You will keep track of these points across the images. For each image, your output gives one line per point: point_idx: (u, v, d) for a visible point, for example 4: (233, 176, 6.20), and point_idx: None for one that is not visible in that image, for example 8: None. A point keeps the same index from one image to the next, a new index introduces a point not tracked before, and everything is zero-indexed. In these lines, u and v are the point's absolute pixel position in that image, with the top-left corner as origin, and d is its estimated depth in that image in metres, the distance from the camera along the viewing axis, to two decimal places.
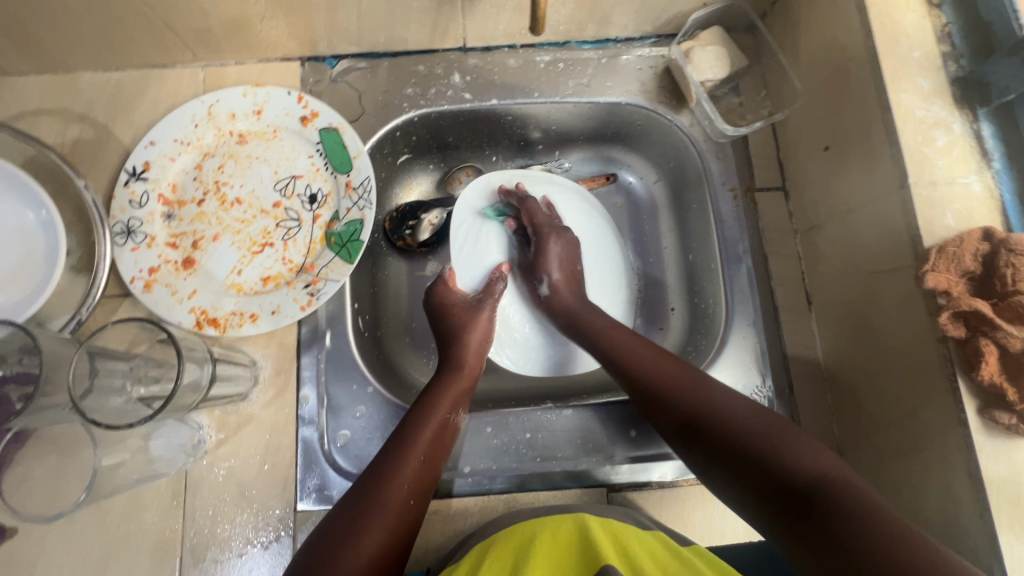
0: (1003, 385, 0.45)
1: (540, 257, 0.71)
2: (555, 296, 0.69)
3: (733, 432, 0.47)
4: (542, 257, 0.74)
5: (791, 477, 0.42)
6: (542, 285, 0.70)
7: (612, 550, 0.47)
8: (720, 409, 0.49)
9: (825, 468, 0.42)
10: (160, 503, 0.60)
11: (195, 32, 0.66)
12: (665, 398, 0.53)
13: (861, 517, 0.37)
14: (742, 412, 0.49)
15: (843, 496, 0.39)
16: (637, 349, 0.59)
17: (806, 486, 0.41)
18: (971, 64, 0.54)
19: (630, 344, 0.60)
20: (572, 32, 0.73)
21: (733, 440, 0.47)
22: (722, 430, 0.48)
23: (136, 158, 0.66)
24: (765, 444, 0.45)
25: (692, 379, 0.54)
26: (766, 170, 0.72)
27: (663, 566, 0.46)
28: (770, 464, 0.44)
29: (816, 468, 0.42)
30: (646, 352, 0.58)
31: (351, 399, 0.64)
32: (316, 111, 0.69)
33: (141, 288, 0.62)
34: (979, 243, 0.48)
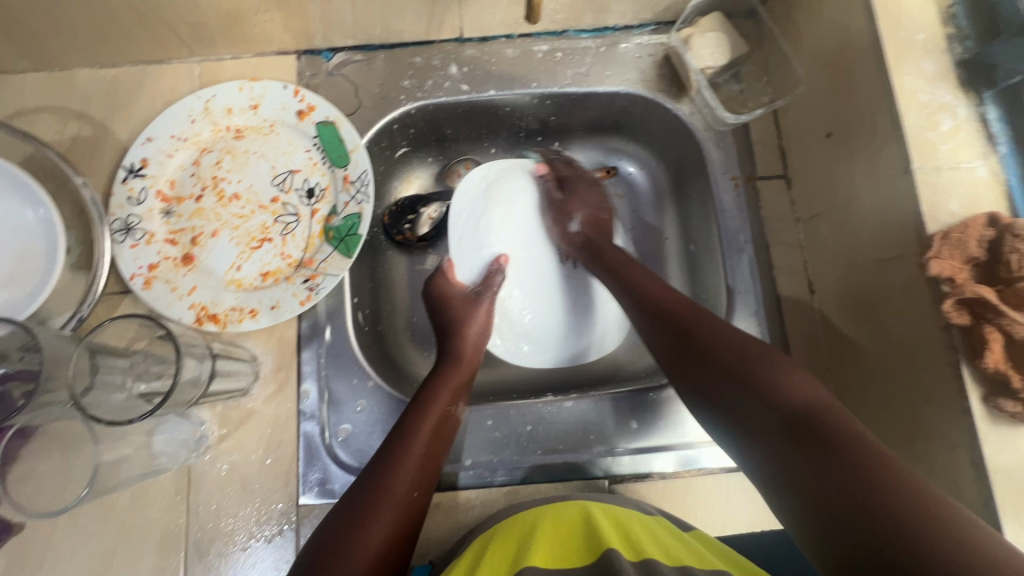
0: (1008, 372, 0.44)
1: (570, 199, 0.74)
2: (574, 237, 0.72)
3: (737, 360, 0.47)
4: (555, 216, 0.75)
5: (780, 406, 0.42)
6: (573, 224, 0.73)
7: (615, 536, 0.47)
8: (728, 340, 0.49)
9: (818, 399, 0.42)
10: (163, 498, 0.60)
11: (189, 27, 0.65)
12: (672, 329, 0.53)
13: (852, 444, 0.37)
14: (752, 351, 0.48)
15: (835, 424, 0.39)
16: (648, 287, 0.59)
17: (796, 411, 0.41)
18: (977, 46, 0.53)
19: (642, 282, 0.60)
20: (570, 20, 0.72)
21: (734, 366, 0.47)
22: (727, 356, 0.48)
23: (133, 154, 0.66)
24: (761, 376, 0.45)
25: (702, 314, 0.54)
26: (768, 158, 0.71)
27: (666, 548, 0.46)
28: (769, 392, 0.43)
29: (809, 397, 0.42)
30: (656, 288, 0.58)
31: (351, 393, 0.64)
32: (313, 105, 0.68)
33: (141, 284, 0.63)
34: (985, 229, 0.47)
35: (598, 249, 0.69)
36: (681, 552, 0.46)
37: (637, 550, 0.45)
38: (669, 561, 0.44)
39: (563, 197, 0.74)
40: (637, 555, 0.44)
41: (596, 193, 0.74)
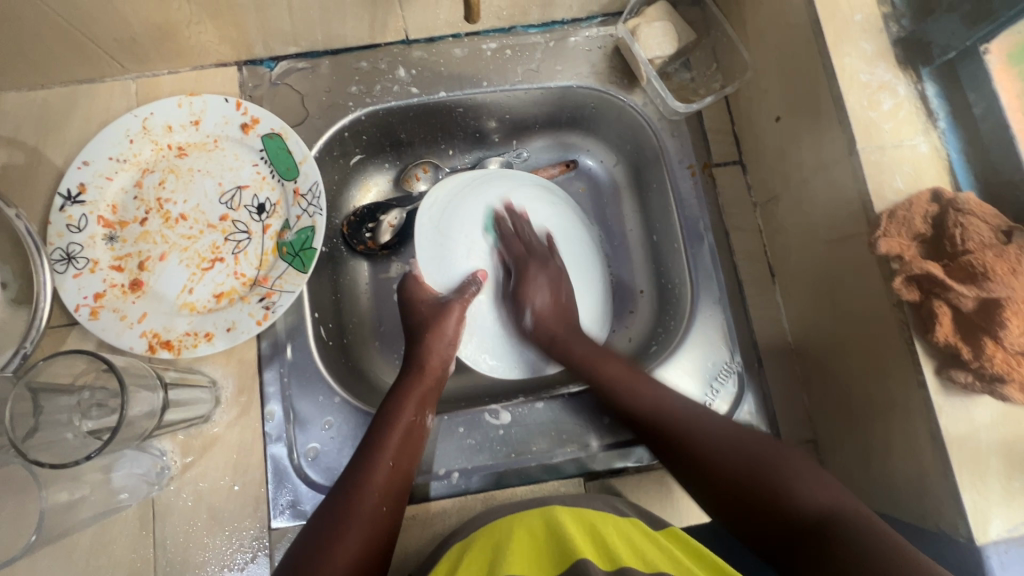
0: (958, 345, 0.45)
1: (521, 285, 0.70)
2: (533, 329, 0.69)
3: (738, 465, 0.51)
4: (511, 302, 0.72)
5: (785, 522, 0.46)
6: (524, 318, 0.70)
7: (587, 544, 0.46)
8: (726, 453, 0.52)
9: (833, 505, 0.46)
10: (128, 534, 0.58)
11: (118, 42, 0.63)
12: (667, 441, 0.55)
13: (872, 540, 0.41)
14: (738, 453, 0.52)
15: (854, 528, 0.43)
16: (642, 395, 0.58)
17: (816, 521, 0.45)
18: (913, 24, 0.53)
19: (657, 402, 0.57)
20: (517, 17, 0.71)
21: (731, 482, 0.50)
22: (731, 470, 0.50)
23: (69, 179, 0.63)
24: (765, 490, 0.48)
25: (698, 421, 0.55)
26: (722, 146, 0.72)
27: (641, 554, 0.45)
28: (781, 498, 0.47)
29: (828, 505, 0.46)
30: (654, 390, 0.59)
31: (318, 411, 0.63)
32: (256, 117, 0.66)
33: (88, 315, 0.60)
34: (929, 205, 0.48)
35: (594, 361, 0.63)
36: (656, 559, 0.45)
37: (612, 560, 0.44)
38: (644, 567, 0.43)
39: (514, 286, 0.72)
40: (613, 564, 0.43)
41: (549, 273, 0.71)
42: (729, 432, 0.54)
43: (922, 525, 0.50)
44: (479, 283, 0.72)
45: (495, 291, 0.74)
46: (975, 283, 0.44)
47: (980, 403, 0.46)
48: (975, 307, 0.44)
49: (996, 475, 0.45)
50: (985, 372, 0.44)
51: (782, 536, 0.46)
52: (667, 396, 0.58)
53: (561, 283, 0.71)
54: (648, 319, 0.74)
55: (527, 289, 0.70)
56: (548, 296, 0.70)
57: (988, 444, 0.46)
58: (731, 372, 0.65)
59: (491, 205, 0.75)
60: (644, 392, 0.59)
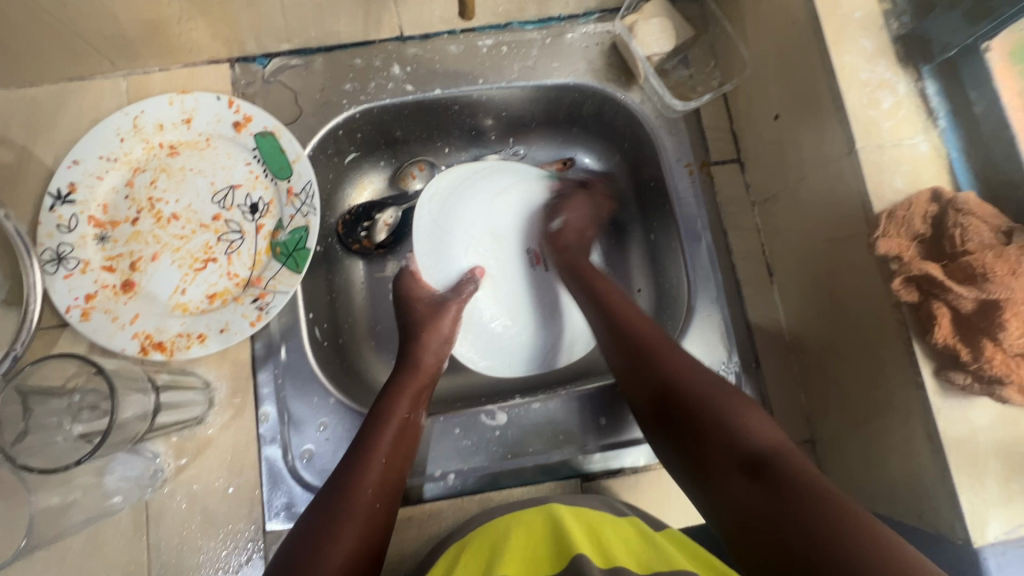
0: (957, 346, 0.45)
1: (561, 199, 0.74)
2: (558, 231, 0.72)
3: (699, 396, 0.49)
4: (547, 207, 0.75)
5: (726, 455, 0.45)
6: (556, 221, 0.73)
7: (586, 542, 0.46)
8: (696, 382, 0.51)
9: (775, 441, 0.45)
10: (122, 537, 0.58)
11: (107, 39, 0.62)
12: (645, 368, 0.54)
13: (807, 482, 0.41)
14: (704, 381, 0.51)
15: (792, 466, 0.42)
16: (637, 323, 0.58)
17: (755, 454, 0.44)
18: (913, 21, 0.53)
19: (646, 332, 0.57)
20: (513, 12, 0.70)
21: (689, 410, 0.49)
22: (694, 399, 0.49)
23: (59, 179, 0.62)
24: (716, 422, 0.47)
25: (673, 353, 0.54)
26: (720, 144, 0.72)
27: (637, 554, 0.45)
28: (730, 430, 0.46)
29: (770, 439, 0.45)
30: (631, 317, 0.58)
31: (312, 412, 0.62)
32: (249, 115, 0.65)
33: (79, 316, 0.59)
34: (928, 205, 0.48)
35: (591, 286, 0.64)
36: (652, 558, 0.45)
37: (608, 557, 0.43)
38: (638, 567, 0.43)
39: (558, 197, 0.74)
40: (608, 562, 0.43)
41: (594, 199, 0.74)
42: (697, 368, 0.52)
43: (920, 526, 0.50)
44: (473, 282, 0.71)
45: (491, 291, 0.73)
46: (975, 284, 0.43)
47: (978, 404, 0.46)
48: (974, 309, 0.44)
49: (995, 477, 0.45)
50: (983, 374, 0.44)
51: (720, 464, 0.45)
52: (653, 330, 0.57)
53: (593, 215, 0.74)
54: (646, 318, 0.74)
55: (568, 202, 0.73)
56: (580, 219, 0.73)
57: (986, 446, 0.46)
58: (728, 372, 0.65)
59: (490, 200, 0.75)
60: (638, 324, 0.58)
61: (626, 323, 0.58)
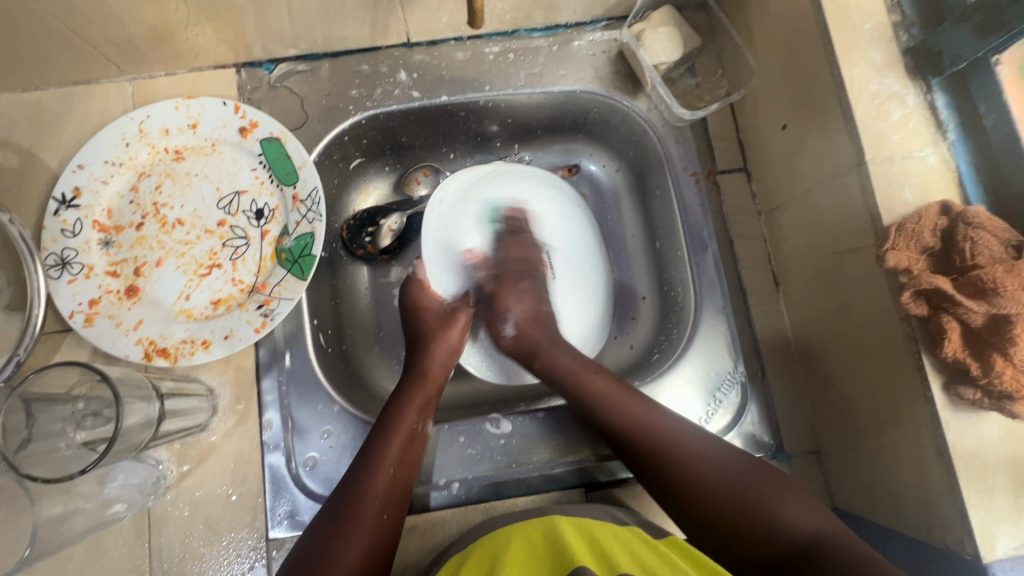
0: (966, 360, 0.44)
1: (501, 291, 0.68)
2: (509, 341, 0.65)
3: (726, 491, 0.50)
4: (487, 313, 0.69)
5: (775, 550, 0.46)
6: (506, 326, 0.66)
7: (585, 549, 0.46)
8: (714, 474, 0.51)
9: (821, 528, 0.46)
10: (124, 545, 0.57)
11: (113, 44, 0.61)
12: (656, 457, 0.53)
13: (855, 567, 0.41)
14: (731, 463, 0.52)
15: (837, 553, 0.43)
16: (635, 413, 0.56)
17: (800, 548, 0.45)
18: (923, 33, 0.53)
19: (643, 421, 0.55)
20: (520, 20, 0.70)
21: (717, 512, 0.49)
22: (720, 497, 0.49)
23: (64, 183, 0.62)
24: (751, 515, 0.48)
25: (685, 440, 0.53)
26: (726, 153, 0.72)
27: (637, 559, 0.46)
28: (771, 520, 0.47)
29: (811, 527, 0.46)
30: (632, 401, 0.57)
31: (316, 419, 0.62)
32: (255, 121, 0.65)
33: (82, 322, 0.59)
34: (938, 218, 0.47)
35: (579, 374, 0.60)
36: (654, 565, 0.45)
37: (608, 564, 0.44)
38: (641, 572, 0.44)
39: (500, 261, 0.70)
40: (610, 569, 0.43)
41: (531, 282, 0.69)
42: (717, 454, 0.52)
43: (927, 540, 0.50)
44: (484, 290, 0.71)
45: None
46: (984, 298, 0.43)
47: (987, 418, 0.46)
48: (985, 323, 0.44)
49: (1004, 492, 0.45)
50: (993, 388, 0.44)
51: (767, 560, 0.46)
52: (661, 420, 0.55)
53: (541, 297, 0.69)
54: (649, 327, 0.73)
55: (507, 287, 0.68)
56: (528, 306, 0.67)
57: (995, 461, 0.45)
58: (734, 383, 0.64)
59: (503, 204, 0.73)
60: (636, 415, 0.56)
61: (617, 412, 0.56)
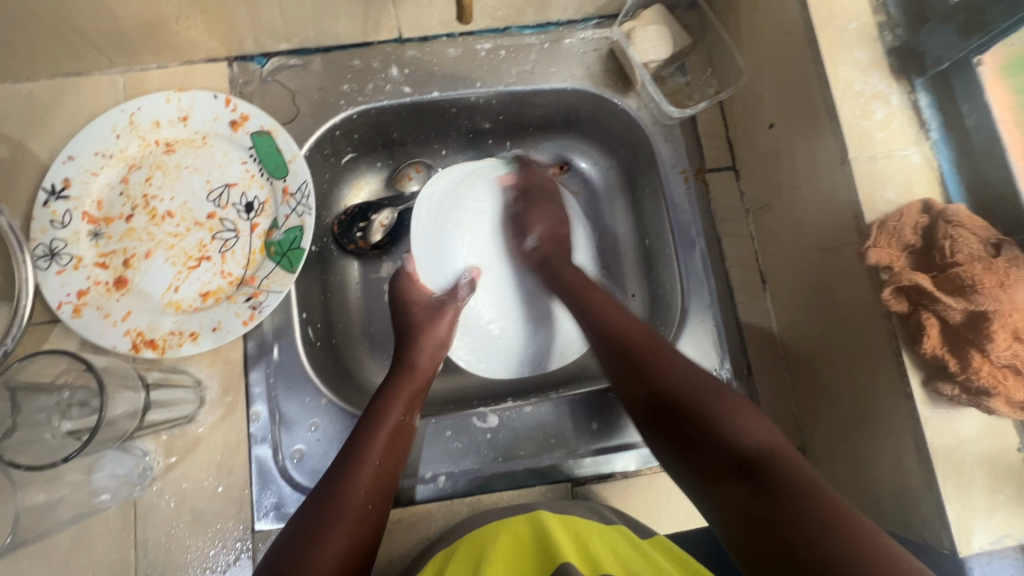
0: (945, 357, 0.45)
1: (528, 212, 0.73)
2: (534, 249, 0.71)
3: (694, 395, 0.47)
4: (513, 227, 0.74)
5: (724, 459, 0.42)
6: (528, 239, 0.72)
7: (572, 549, 0.46)
8: (682, 382, 0.49)
9: (773, 443, 0.43)
10: (109, 536, 0.57)
11: (105, 36, 0.62)
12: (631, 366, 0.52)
13: (798, 481, 0.39)
14: (699, 377, 0.49)
15: (786, 476, 0.39)
16: (623, 326, 0.56)
17: (749, 457, 0.41)
18: (907, 34, 0.53)
19: (625, 329, 0.55)
20: (511, 17, 0.70)
21: (681, 401, 0.47)
22: (686, 399, 0.47)
23: (53, 174, 0.62)
24: (710, 422, 0.45)
25: (664, 354, 0.52)
26: (715, 151, 0.72)
27: (623, 560, 0.45)
28: (724, 426, 0.44)
29: (764, 442, 0.43)
30: (618, 316, 0.57)
31: (304, 412, 0.62)
32: (246, 114, 0.65)
33: (70, 312, 0.59)
34: (919, 216, 0.48)
35: (579, 288, 0.63)
36: (639, 564, 0.45)
37: (592, 563, 0.44)
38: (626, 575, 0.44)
39: (518, 211, 0.73)
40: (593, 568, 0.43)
41: (555, 208, 0.73)
42: (695, 370, 0.50)
43: (906, 535, 0.50)
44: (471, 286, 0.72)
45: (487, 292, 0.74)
46: (964, 295, 0.44)
47: (965, 415, 0.46)
48: (963, 320, 0.44)
49: (981, 487, 0.46)
50: (971, 384, 0.44)
51: (716, 465, 0.43)
52: (649, 337, 0.54)
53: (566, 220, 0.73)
54: None
55: (534, 215, 0.72)
56: (549, 226, 0.72)
57: (972, 456, 0.46)
58: (720, 379, 0.65)
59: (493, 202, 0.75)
60: (629, 328, 0.56)
61: (606, 321, 0.57)
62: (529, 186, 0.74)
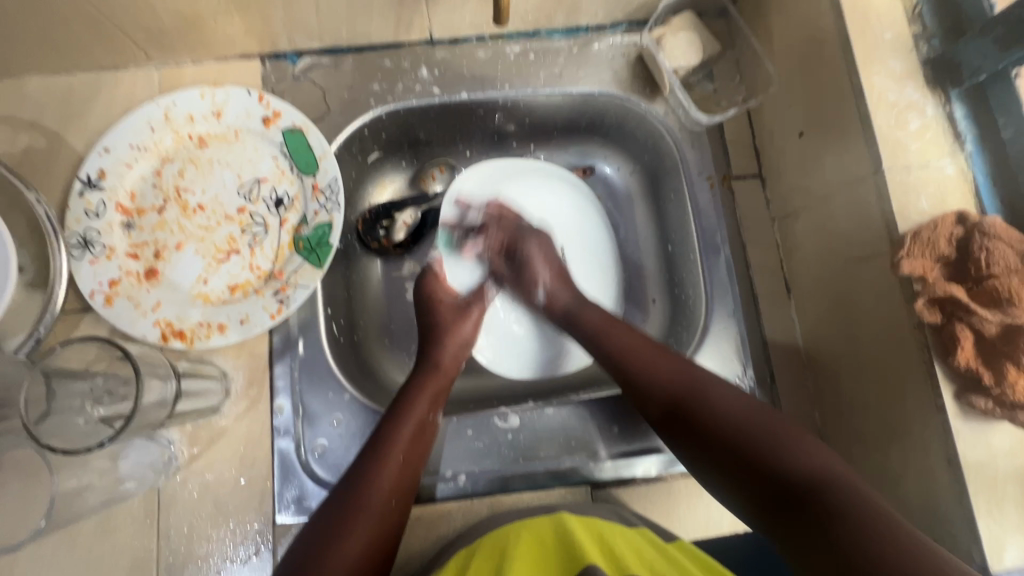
0: (978, 369, 0.45)
1: (527, 267, 0.70)
2: (552, 301, 0.68)
3: (733, 432, 0.47)
4: (518, 287, 0.70)
5: (780, 488, 0.42)
6: (540, 293, 0.69)
7: (596, 550, 0.46)
8: (723, 415, 0.49)
9: (824, 468, 0.43)
10: (132, 523, 0.58)
11: (144, 31, 0.63)
12: (668, 403, 0.52)
13: (860, 513, 0.38)
14: (744, 407, 0.49)
15: (842, 498, 0.40)
16: (651, 361, 0.56)
17: (805, 484, 0.42)
18: (943, 45, 0.53)
19: (651, 364, 0.56)
20: (542, 21, 0.71)
21: (725, 436, 0.47)
22: (729, 434, 0.47)
23: (90, 165, 0.63)
24: (756, 457, 0.45)
25: (705, 385, 0.52)
26: (742, 158, 0.72)
27: (649, 564, 0.45)
28: (773, 457, 0.44)
29: (815, 467, 0.43)
30: (645, 351, 0.57)
31: (327, 407, 0.63)
32: (278, 111, 0.66)
33: (102, 301, 0.60)
34: (954, 227, 0.47)
35: (603, 325, 0.62)
36: (661, 566, 0.45)
37: (620, 567, 0.44)
38: None
39: (517, 271, 0.70)
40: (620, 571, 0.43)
41: (540, 240, 0.71)
42: (732, 400, 0.50)
43: None
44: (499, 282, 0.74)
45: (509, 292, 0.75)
46: (999, 308, 0.44)
47: (998, 429, 0.46)
48: (998, 333, 0.44)
49: (1013, 503, 0.45)
50: (1005, 398, 0.44)
51: (772, 497, 0.43)
52: (676, 370, 0.55)
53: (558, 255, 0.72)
54: (659, 330, 0.73)
55: (531, 264, 0.70)
56: (551, 270, 0.69)
57: (1005, 471, 0.45)
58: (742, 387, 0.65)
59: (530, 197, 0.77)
60: (655, 364, 0.56)
61: (633, 362, 0.57)
62: (518, 237, 0.71)
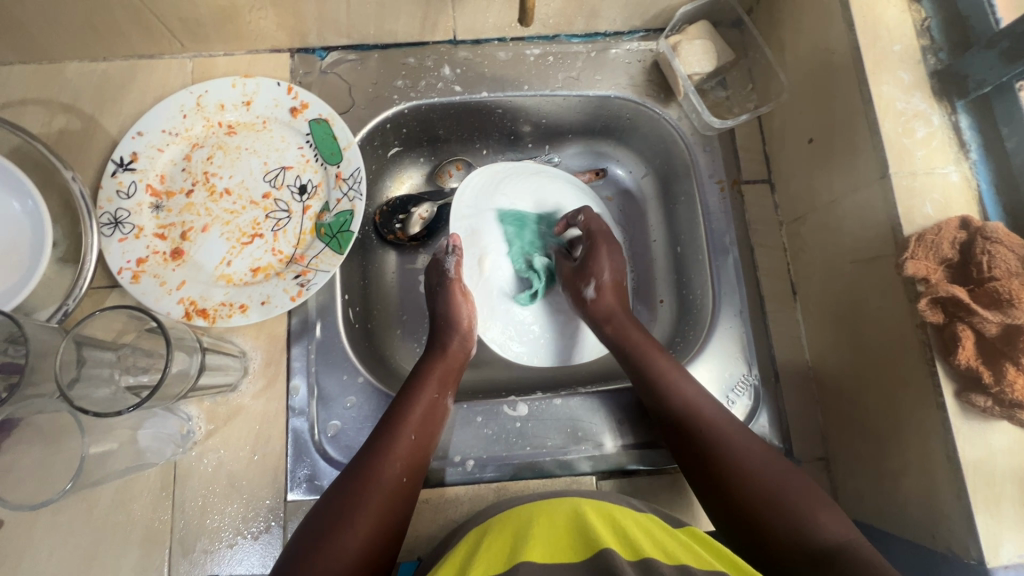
0: (979, 368, 0.46)
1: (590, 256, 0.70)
2: (596, 301, 0.68)
3: (764, 487, 0.51)
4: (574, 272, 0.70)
5: (798, 552, 0.47)
6: (591, 288, 0.68)
7: (610, 535, 0.47)
8: (756, 469, 0.52)
9: (843, 533, 0.47)
10: (148, 494, 0.60)
11: (181, 22, 0.65)
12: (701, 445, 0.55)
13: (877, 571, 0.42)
14: (772, 465, 0.52)
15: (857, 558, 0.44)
16: (688, 397, 0.58)
17: (824, 548, 0.46)
18: (950, 58, 0.55)
19: (690, 401, 0.58)
20: (562, 25, 0.73)
21: (754, 489, 0.51)
22: (760, 490, 0.51)
23: (123, 148, 0.66)
24: (783, 515, 0.49)
25: (740, 436, 0.55)
26: (752, 164, 0.74)
27: (664, 547, 0.46)
28: (801, 518, 0.48)
29: (840, 533, 0.47)
30: (688, 387, 0.59)
31: (341, 389, 0.64)
32: (306, 102, 0.69)
33: (129, 278, 0.62)
34: (957, 232, 0.49)
35: (645, 349, 0.62)
36: (680, 551, 0.46)
37: (636, 549, 0.44)
38: (668, 560, 0.44)
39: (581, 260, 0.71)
40: (637, 555, 0.44)
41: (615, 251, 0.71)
42: (772, 461, 0.53)
43: (932, 546, 0.51)
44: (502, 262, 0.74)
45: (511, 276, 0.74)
46: (1000, 309, 0.45)
47: (996, 428, 0.47)
48: (999, 333, 0.45)
49: (1011, 501, 0.46)
50: (1004, 397, 0.45)
51: (788, 552, 0.47)
52: (720, 417, 0.57)
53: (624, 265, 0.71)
54: (667, 328, 0.76)
55: (596, 262, 0.69)
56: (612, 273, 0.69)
57: (1004, 469, 0.47)
58: (748, 386, 0.66)
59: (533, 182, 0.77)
60: (690, 400, 0.58)
61: (681, 394, 0.58)
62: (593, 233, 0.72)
